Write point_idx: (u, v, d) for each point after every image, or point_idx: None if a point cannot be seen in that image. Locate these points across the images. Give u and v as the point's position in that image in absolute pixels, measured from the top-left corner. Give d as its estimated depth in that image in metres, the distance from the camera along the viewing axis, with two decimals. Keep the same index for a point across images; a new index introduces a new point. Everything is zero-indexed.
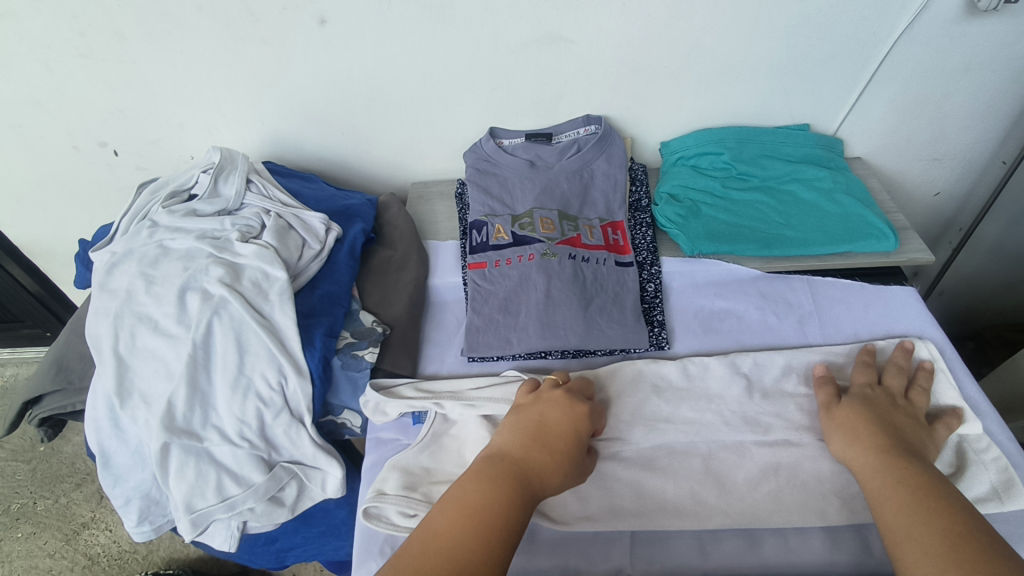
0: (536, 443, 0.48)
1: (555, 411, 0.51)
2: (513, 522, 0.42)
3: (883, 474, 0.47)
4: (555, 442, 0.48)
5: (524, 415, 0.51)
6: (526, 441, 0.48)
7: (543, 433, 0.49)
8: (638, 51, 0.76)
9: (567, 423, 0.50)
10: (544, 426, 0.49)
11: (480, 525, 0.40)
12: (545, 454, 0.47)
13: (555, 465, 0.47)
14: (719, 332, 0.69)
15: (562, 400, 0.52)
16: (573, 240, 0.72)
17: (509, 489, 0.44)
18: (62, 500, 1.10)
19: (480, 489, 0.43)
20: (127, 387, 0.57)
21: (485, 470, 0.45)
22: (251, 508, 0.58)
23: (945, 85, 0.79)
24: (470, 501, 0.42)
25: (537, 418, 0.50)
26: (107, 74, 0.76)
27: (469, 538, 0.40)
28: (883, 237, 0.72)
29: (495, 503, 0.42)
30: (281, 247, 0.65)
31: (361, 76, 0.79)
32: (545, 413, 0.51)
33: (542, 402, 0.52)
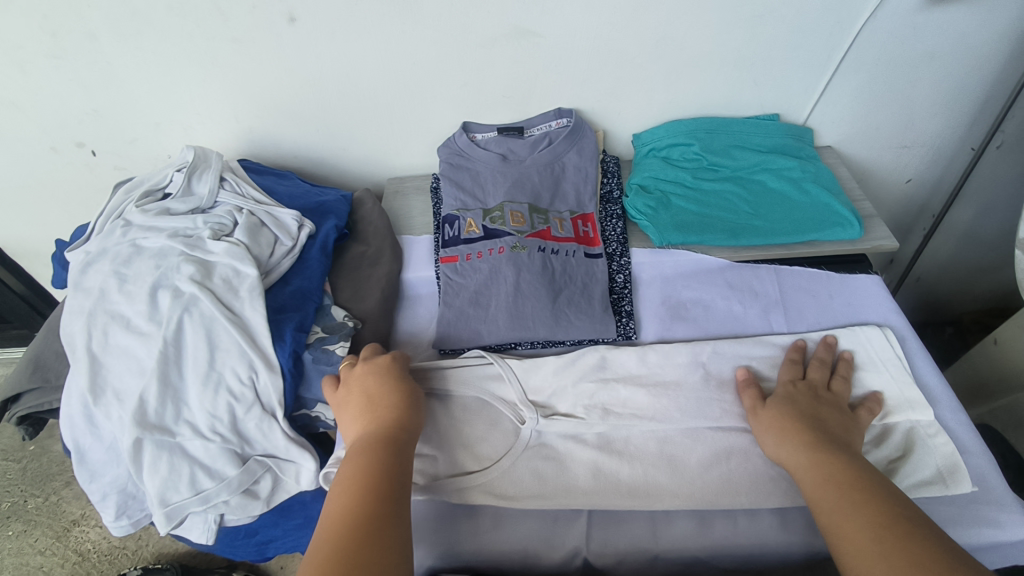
0: (361, 417, 0.52)
1: (370, 379, 0.56)
2: (386, 482, 0.46)
3: (815, 470, 0.47)
4: (373, 404, 0.53)
5: (345, 400, 0.55)
6: (360, 417, 0.53)
7: (367, 406, 0.53)
8: (606, 44, 0.77)
9: (376, 386, 0.55)
10: (365, 400, 0.54)
11: (354, 503, 0.44)
12: (381, 416, 0.52)
13: (392, 420, 0.52)
14: (685, 321, 0.70)
15: (372, 369, 0.57)
16: (543, 233, 0.73)
17: (366, 459, 0.48)
18: (53, 498, 1.11)
19: (352, 471, 0.47)
20: (100, 384, 0.58)
21: (349, 458, 0.49)
22: (225, 500, 0.59)
23: (910, 74, 0.80)
24: (346, 487, 0.46)
25: (360, 395, 0.55)
26: (80, 74, 0.77)
27: (348, 517, 0.43)
28: (848, 225, 0.74)
29: (360, 479, 0.46)
30: (252, 244, 0.66)
31: (333, 73, 0.79)
32: (362, 388, 0.55)
33: (353, 381, 0.56)
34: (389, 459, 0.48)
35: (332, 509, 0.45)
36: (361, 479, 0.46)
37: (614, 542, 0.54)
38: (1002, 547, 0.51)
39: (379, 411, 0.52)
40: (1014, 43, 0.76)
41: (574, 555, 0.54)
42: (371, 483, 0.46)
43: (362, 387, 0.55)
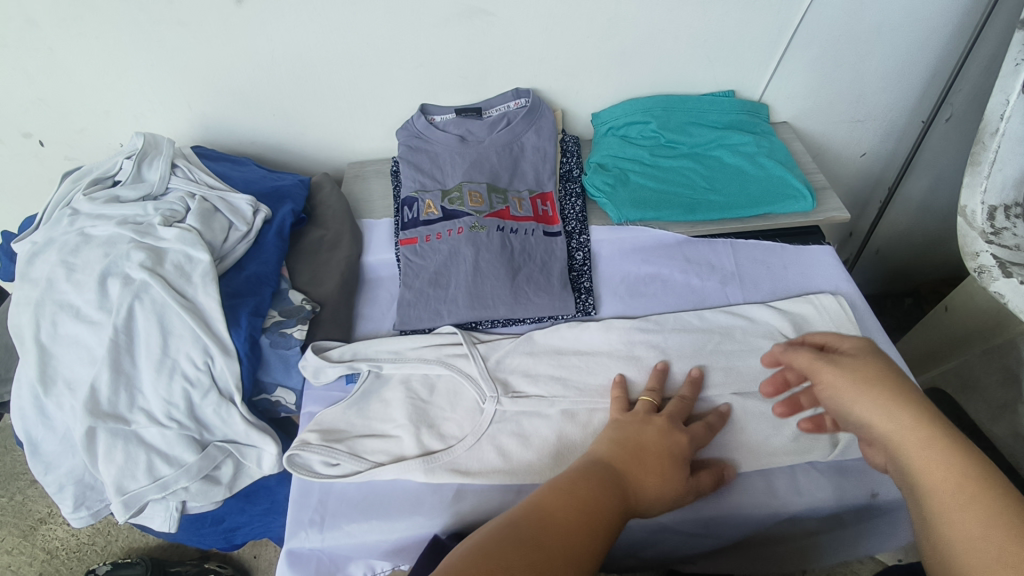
0: (642, 458, 0.47)
1: (649, 433, 0.50)
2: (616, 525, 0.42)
3: (935, 450, 0.38)
4: (671, 461, 0.48)
5: (625, 431, 0.50)
6: (625, 453, 0.48)
7: (648, 454, 0.48)
8: (560, 23, 0.77)
9: (680, 457, 0.49)
10: (655, 447, 0.48)
11: (577, 521, 0.40)
12: (654, 478, 0.46)
13: (659, 487, 0.46)
14: (644, 296, 0.71)
15: (674, 430, 0.51)
16: (501, 212, 0.74)
17: (609, 491, 0.43)
18: (18, 497, 1.09)
19: (578, 489, 0.43)
20: (50, 375, 0.57)
21: (579, 472, 0.45)
22: (185, 487, 0.59)
23: (859, 48, 0.81)
24: (565, 497, 0.42)
25: (648, 441, 0.49)
26: (22, 61, 0.75)
27: (569, 532, 0.39)
28: (801, 198, 0.75)
29: (591, 502, 0.42)
30: (205, 230, 0.65)
31: (285, 56, 0.78)
32: (645, 437, 0.49)
33: (639, 423, 0.51)
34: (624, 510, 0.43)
35: (541, 507, 0.41)
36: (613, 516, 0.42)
37: None
38: None
39: (649, 467, 0.47)
40: (959, 15, 0.78)
41: None
42: (603, 515, 0.42)
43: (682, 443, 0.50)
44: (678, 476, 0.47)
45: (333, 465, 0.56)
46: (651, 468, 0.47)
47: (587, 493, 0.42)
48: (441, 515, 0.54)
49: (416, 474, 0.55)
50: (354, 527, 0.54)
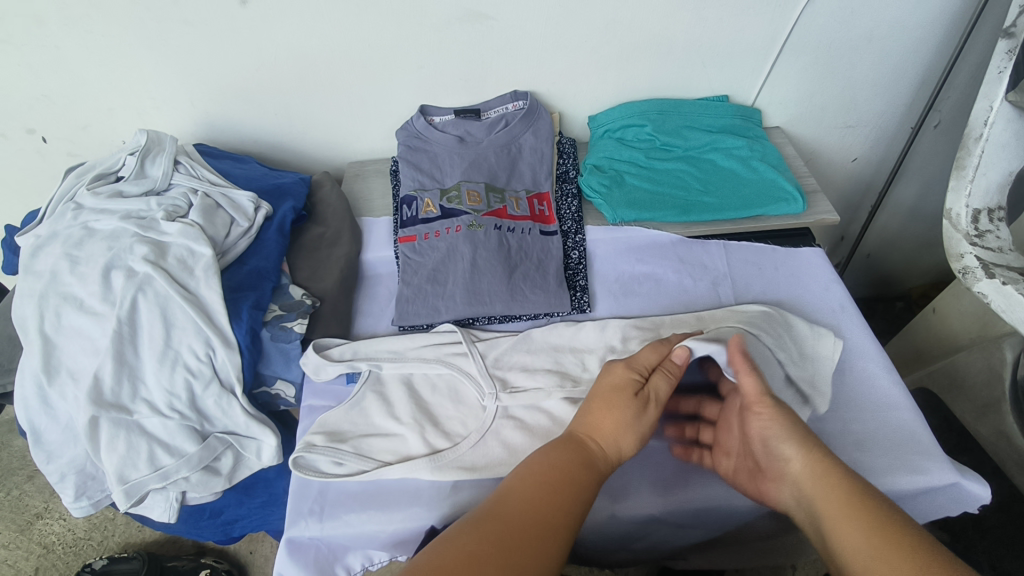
0: (588, 408, 0.50)
1: (604, 379, 0.52)
2: (583, 492, 0.44)
3: (831, 489, 0.44)
4: (604, 392, 0.49)
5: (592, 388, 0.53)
6: (578, 412, 0.50)
7: (597, 401, 0.50)
8: (559, 28, 0.79)
9: (614, 384, 0.50)
10: (596, 391, 0.50)
11: (536, 499, 0.42)
12: (603, 420, 0.48)
13: (604, 423, 0.48)
14: (638, 295, 0.72)
15: (611, 364, 0.52)
16: (499, 212, 0.75)
17: (569, 457, 0.46)
18: (14, 492, 1.09)
19: (539, 466, 0.45)
20: (54, 365, 0.58)
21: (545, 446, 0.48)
22: (186, 477, 0.60)
23: (850, 56, 0.83)
24: (529, 481, 0.44)
25: (594, 387, 0.51)
26: (27, 58, 0.76)
27: (529, 508, 0.42)
28: (792, 201, 0.77)
29: (553, 475, 0.44)
30: (207, 225, 0.66)
31: (287, 56, 0.79)
32: (591, 387, 0.52)
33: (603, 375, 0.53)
34: (584, 469, 0.45)
35: (508, 494, 0.43)
36: (576, 481, 0.44)
37: None
38: (931, 493, 0.55)
39: (597, 411, 0.49)
40: (947, 25, 0.80)
41: None
42: (563, 482, 0.44)
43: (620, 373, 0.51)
44: (620, 403, 0.48)
45: (338, 464, 0.57)
46: (597, 412, 0.49)
47: (542, 463, 0.45)
48: (437, 506, 0.55)
49: (422, 474, 0.55)
50: (352, 518, 0.55)
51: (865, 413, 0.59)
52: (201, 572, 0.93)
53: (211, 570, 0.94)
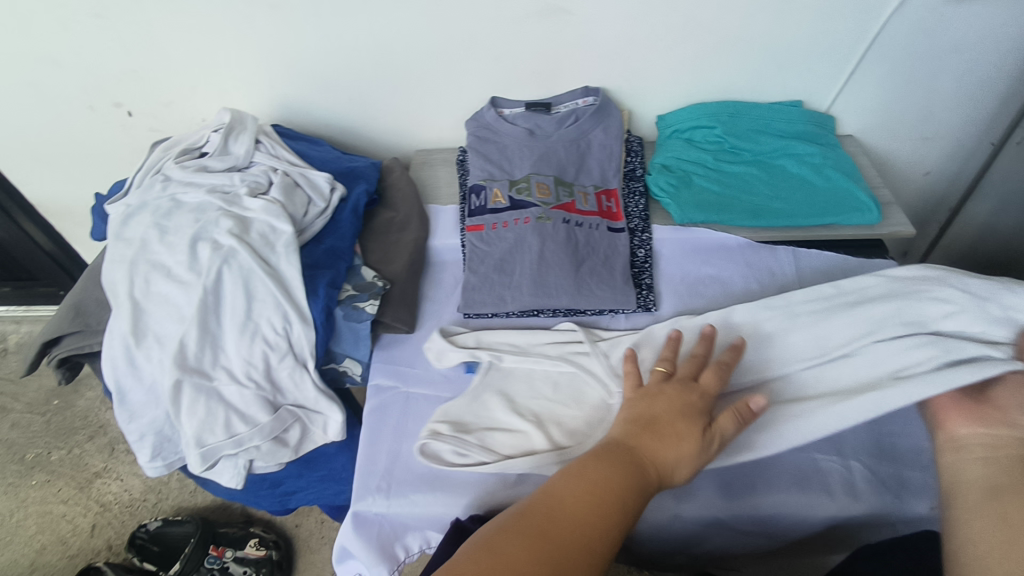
0: (647, 428, 0.47)
1: (661, 403, 0.49)
2: (626, 512, 0.42)
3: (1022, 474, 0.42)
4: (678, 419, 0.47)
5: (641, 404, 0.49)
6: (631, 428, 0.47)
7: (661, 424, 0.47)
8: (637, 25, 0.78)
9: (694, 413, 0.48)
10: (664, 416, 0.48)
11: (577, 510, 0.40)
12: (668, 448, 0.46)
13: (670, 453, 0.45)
14: (703, 296, 0.72)
15: (681, 393, 0.50)
16: (567, 206, 0.75)
17: (618, 470, 0.43)
18: (76, 450, 1.14)
19: (585, 474, 0.43)
20: (141, 328, 0.61)
21: (591, 454, 0.45)
22: (257, 446, 0.62)
23: (934, 65, 0.81)
24: (573, 488, 0.42)
25: (655, 410, 0.48)
26: (122, 34, 0.79)
27: (572, 523, 0.40)
28: (866, 210, 0.75)
29: (598, 489, 0.42)
30: (288, 203, 0.68)
31: (366, 43, 0.81)
32: (652, 406, 0.49)
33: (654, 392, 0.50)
34: (635, 493, 0.43)
35: (548, 499, 0.41)
36: (624, 503, 0.42)
37: None
38: None
39: (660, 435, 0.46)
40: None
41: None
42: (613, 498, 0.42)
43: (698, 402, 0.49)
44: (690, 438, 0.46)
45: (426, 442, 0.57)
46: (668, 438, 0.46)
47: (593, 474, 0.43)
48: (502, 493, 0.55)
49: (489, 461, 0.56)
50: (418, 497, 0.56)
51: None
52: (250, 541, 0.96)
53: (259, 540, 0.97)
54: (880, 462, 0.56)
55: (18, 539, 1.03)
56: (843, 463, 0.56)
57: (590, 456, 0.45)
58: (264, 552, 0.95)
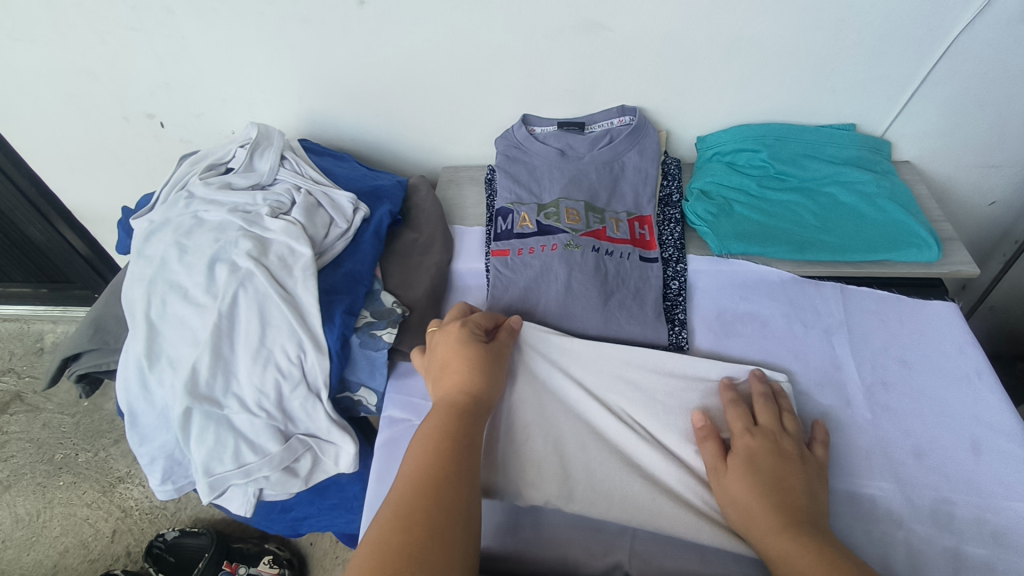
0: (454, 373, 0.53)
1: (446, 343, 0.56)
2: (470, 439, 0.48)
3: None
4: (482, 351, 0.55)
5: (438, 350, 0.56)
6: (444, 380, 0.53)
7: (449, 363, 0.54)
8: (679, 42, 0.74)
9: (472, 339, 0.55)
10: (447, 359, 0.54)
11: (428, 464, 0.45)
12: (460, 376, 0.52)
13: (476, 373, 0.53)
14: (741, 335, 0.67)
15: (453, 326, 0.57)
16: (598, 233, 0.72)
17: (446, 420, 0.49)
18: (102, 454, 1.16)
19: (426, 433, 0.47)
20: (155, 351, 0.60)
21: (424, 421, 0.49)
22: (266, 476, 0.59)
23: (1005, 88, 0.74)
24: (419, 455, 0.46)
25: (446, 349, 0.55)
26: (155, 47, 0.79)
27: (421, 482, 0.43)
28: (925, 246, 0.69)
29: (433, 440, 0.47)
30: (308, 224, 0.67)
31: (397, 58, 0.79)
32: (441, 349, 0.55)
33: (436, 342, 0.57)
34: (471, 422, 0.49)
35: (400, 477, 0.44)
36: (450, 433, 0.47)
37: (660, 561, 0.50)
38: None
39: (460, 371, 0.53)
40: None
41: (615, 569, 0.50)
42: (447, 446, 0.46)
43: (789, 450, 0.50)
44: (456, 360, 0.53)
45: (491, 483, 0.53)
46: (453, 370, 0.53)
47: (424, 436, 0.47)
48: (512, 546, 0.52)
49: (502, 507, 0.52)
50: None
51: (1006, 501, 0.52)
52: (264, 558, 0.95)
53: (272, 558, 0.95)
54: (934, 534, 0.50)
55: (43, 540, 1.05)
56: (889, 530, 0.51)
57: (426, 421, 0.49)
58: (277, 571, 0.94)
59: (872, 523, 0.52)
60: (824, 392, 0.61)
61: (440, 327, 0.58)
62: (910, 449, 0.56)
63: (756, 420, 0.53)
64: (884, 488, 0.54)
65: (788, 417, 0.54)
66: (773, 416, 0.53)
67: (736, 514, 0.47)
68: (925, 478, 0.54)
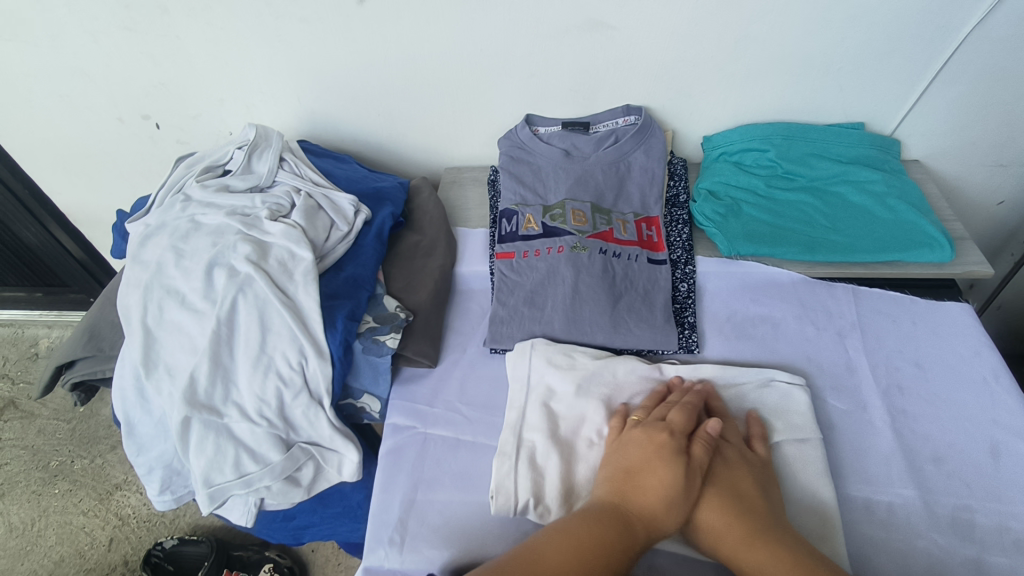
0: (664, 491, 0.46)
1: (635, 448, 0.49)
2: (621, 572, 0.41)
3: None
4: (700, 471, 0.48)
5: (630, 451, 0.49)
6: (618, 487, 0.47)
7: (638, 473, 0.47)
8: (686, 40, 0.73)
9: (679, 451, 0.48)
10: (641, 462, 0.48)
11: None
12: (653, 492, 0.46)
13: (691, 504, 0.46)
14: (752, 338, 0.65)
15: (677, 421, 0.50)
16: (605, 234, 0.70)
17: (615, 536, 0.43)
18: (98, 460, 1.14)
19: (584, 545, 0.42)
20: (152, 359, 0.58)
21: (576, 524, 0.44)
22: (267, 486, 0.58)
23: (1016, 86, 0.73)
24: (565, 563, 0.41)
25: (638, 454, 0.49)
26: (150, 47, 0.77)
27: None
28: (938, 246, 0.68)
29: (595, 556, 0.41)
30: (309, 227, 0.65)
31: (398, 57, 0.77)
32: (629, 454, 0.49)
33: (631, 438, 0.50)
34: (629, 552, 0.43)
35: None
36: (603, 559, 0.41)
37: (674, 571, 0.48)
38: None
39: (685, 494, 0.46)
40: None
41: None
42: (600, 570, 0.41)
43: (732, 455, 0.50)
44: (661, 472, 0.47)
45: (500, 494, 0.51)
46: (652, 483, 0.46)
47: (575, 543, 0.42)
48: None
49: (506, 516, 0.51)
50: (434, 556, 0.51)
51: None
52: (264, 566, 0.93)
53: (273, 566, 0.94)
54: (956, 543, 0.49)
55: (38, 549, 1.03)
56: (909, 539, 0.50)
57: (572, 525, 0.44)
58: None
59: (892, 531, 0.50)
60: (838, 396, 0.60)
61: (641, 425, 0.51)
62: (927, 455, 0.55)
63: (674, 422, 0.51)
64: (903, 495, 0.52)
65: (719, 414, 0.53)
66: (705, 419, 0.52)
67: (701, 530, 0.46)
68: (945, 485, 0.53)
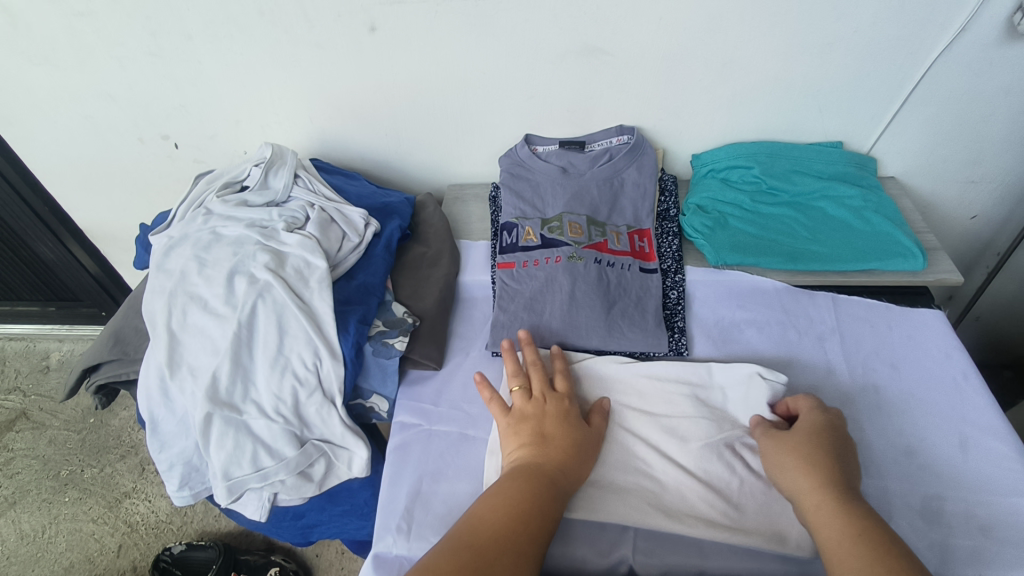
0: (564, 449, 0.53)
1: (548, 419, 0.56)
2: (548, 517, 0.48)
3: None
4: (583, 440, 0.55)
5: (528, 421, 0.56)
6: (529, 446, 0.54)
7: (547, 437, 0.54)
8: (674, 65, 0.78)
9: (570, 423, 0.56)
10: (557, 436, 0.54)
11: (507, 522, 0.46)
12: (554, 451, 0.53)
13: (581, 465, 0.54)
14: (738, 341, 0.69)
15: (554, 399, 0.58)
16: (600, 245, 0.75)
17: (536, 488, 0.49)
18: (107, 470, 1.16)
19: (511, 493, 0.48)
20: (176, 360, 0.62)
21: (506, 480, 0.50)
22: (282, 480, 0.61)
23: (982, 107, 0.79)
24: (496, 509, 0.47)
25: (544, 424, 0.55)
26: (173, 72, 0.82)
27: (491, 535, 0.45)
28: (911, 256, 0.73)
29: (522, 508, 0.47)
30: (323, 238, 0.70)
31: (406, 81, 0.83)
32: (541, 423, 0.56)
33: (539, 408, 0.57)
34: (552, 501, 0.49)
35: (472, 521, 0.46)
36: (528, 506, 0.48)
37: (664, 554, 0.52)
38: None
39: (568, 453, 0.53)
40: None
41: (620, 564, 0.52)
42: (529, 514, 0.47)
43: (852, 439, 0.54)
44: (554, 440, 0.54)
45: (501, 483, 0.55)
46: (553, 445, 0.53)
47: (507, 493, 0.49)
48: None
49: None
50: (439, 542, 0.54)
51: (993, 495, 0.54)
52: (271, 569, 0.96)
53: (279, 569, 0.96)
54: (926, 527, 0.53)
55: (49, 555, 1.05)
56: None
57: (503, 482, 0.50)
58: None
59: None
60: (819, 394, 0.64)
61: (546, 398, 0.58)
62: (901, 448, 0.58)
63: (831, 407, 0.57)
64: (878, 484, 0.56)
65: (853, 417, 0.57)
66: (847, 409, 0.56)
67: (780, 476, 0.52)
68: (917, 476, 0.56)
